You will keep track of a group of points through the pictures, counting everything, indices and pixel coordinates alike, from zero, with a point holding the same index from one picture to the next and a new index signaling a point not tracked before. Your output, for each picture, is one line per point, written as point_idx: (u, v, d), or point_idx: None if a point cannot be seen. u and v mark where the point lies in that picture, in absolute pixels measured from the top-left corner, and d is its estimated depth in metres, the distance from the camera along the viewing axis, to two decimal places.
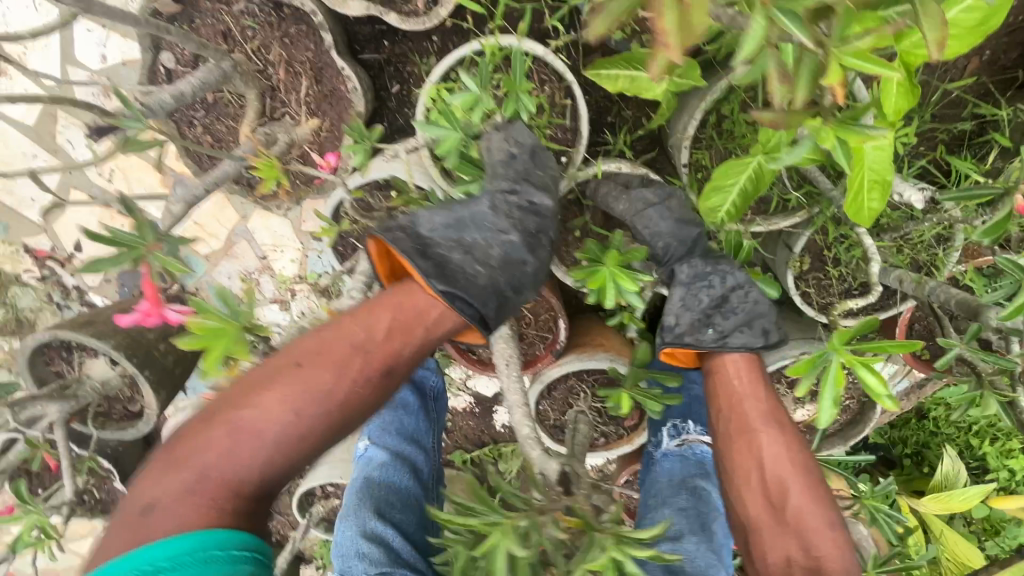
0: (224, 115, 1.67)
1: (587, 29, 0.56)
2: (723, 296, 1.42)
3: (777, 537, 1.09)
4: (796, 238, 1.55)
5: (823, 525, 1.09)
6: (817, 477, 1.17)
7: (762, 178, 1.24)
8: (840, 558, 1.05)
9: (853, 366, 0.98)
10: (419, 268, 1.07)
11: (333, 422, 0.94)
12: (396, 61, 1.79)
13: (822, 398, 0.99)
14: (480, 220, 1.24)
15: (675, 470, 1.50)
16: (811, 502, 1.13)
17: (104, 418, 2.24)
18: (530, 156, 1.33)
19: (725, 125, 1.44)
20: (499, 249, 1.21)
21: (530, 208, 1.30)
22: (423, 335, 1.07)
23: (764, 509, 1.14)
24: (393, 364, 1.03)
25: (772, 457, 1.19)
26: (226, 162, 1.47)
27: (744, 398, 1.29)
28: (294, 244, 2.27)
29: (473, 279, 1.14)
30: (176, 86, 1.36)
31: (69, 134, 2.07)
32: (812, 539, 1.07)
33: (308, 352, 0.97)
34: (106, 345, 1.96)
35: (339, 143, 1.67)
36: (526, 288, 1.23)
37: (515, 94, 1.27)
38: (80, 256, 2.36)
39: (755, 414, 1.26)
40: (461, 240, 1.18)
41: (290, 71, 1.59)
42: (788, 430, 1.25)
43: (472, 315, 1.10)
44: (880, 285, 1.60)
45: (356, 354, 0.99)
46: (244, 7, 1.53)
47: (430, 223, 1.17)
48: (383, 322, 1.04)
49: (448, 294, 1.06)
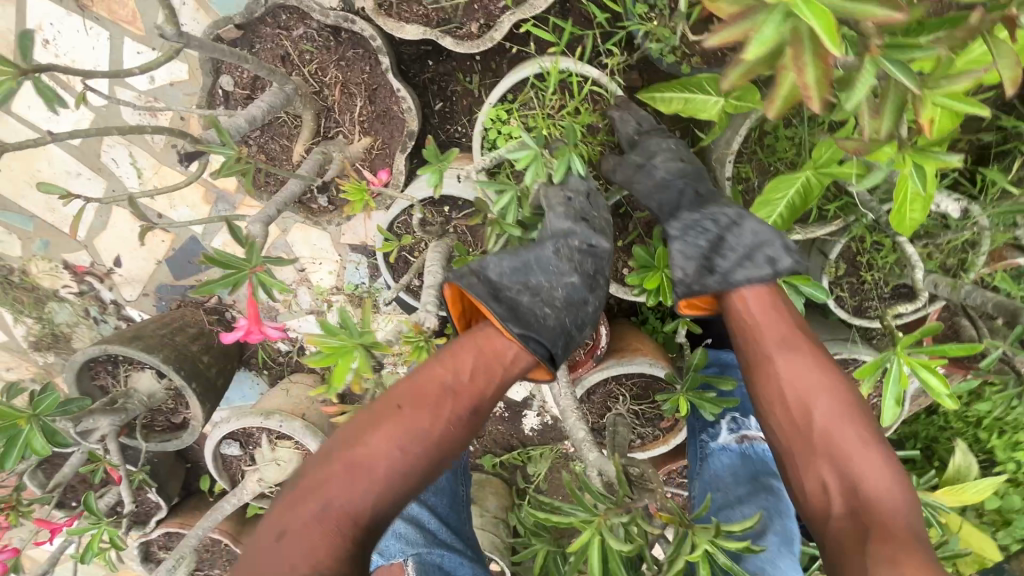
0: (278, 135, 1.72)
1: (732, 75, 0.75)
2: (719, 235, 1.32)
3: (810, 464, 1.05)
4: (830, 245, 1.64)
5: (861, 445, 1.02)
6: (850, 394, 1.09)
7: (811, 191, 1.30)
8: (883, 476, 0.98)
9: (914, 367, 1.05)
10: (496, 312, 1.09)
11: (433, 460, 0.96)
12: (440, 80, 1.85)
13: (884, 398, 1.06)
14: (544, 262, 1.25)
15: (735, 466, 1.55)
16: (841, 421, 1.06)
17: (148, 430, 2.28)
18: (584, 196, 1.38)
19: (767, 140, 1.52)
20: (563, 288, 1.22)
21: (592, 250, 1.30)
22: (502, 377, 1.07)
23: (792, 437, 1.10)
24: (481, 403, 1.04)
25: (795, 382, 1.12)
26: (292, 182, 1.51)
27: (757, 324, 1.21)
28: (332, 256, 2.32)
29: (543, 318, 1.14)
30: (248, 110, 1.42)
31: (114, 153, 2.11)
32: (846, 460, 1.01)
33: (407, 394, 1.00)
34: (156, 358, 1.99)
35: (391, 160, 1.73)
36: (588, 324, 1.23)
37: (568, 152, 1.33)
38: (120, 271, 2.39)
39: (769, 337, 1.18)
40: (528, 284, 1.20)
41: (345, 92, 1.66)
42: (808, 347, 1.16)
43: (544, 353, 1.11)
44: (911, 289, 1.68)
45: (446, 398, 1.00)
46: (303, 32, 1.59)
47: (500, 268, 1.20)
48: (464, 364, 1.05)
49: (524, 334, 1.08)
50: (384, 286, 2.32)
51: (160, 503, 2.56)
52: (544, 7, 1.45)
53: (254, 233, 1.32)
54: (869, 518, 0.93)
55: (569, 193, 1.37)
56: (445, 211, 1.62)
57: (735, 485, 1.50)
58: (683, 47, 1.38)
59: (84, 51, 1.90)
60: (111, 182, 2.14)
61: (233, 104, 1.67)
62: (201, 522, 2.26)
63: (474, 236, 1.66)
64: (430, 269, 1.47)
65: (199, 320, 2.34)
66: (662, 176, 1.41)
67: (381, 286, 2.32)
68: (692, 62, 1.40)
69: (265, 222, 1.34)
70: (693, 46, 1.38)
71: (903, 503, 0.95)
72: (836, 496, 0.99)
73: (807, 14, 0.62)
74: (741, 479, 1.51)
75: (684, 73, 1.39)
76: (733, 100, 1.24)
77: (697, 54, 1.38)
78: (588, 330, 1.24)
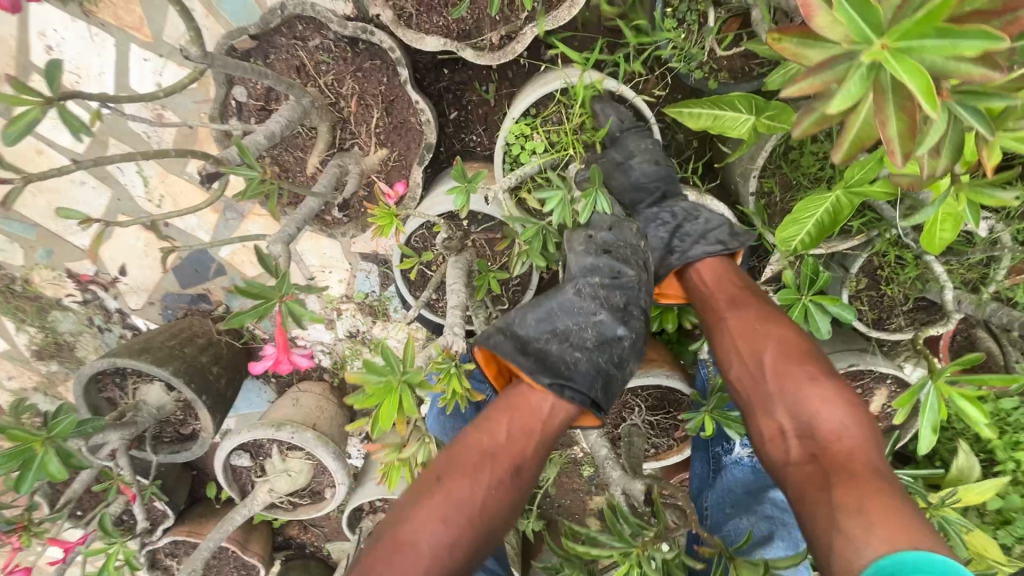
0: (292, 146, 1.68)
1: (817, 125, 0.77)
2: (678, 224, 1.40)
3: (768, 412, 1.15)
4: (852, 258, 1.63)
5: (807, 383, 1.13)
6: (794, 341, 1.20)
7: (841, 211, 1.28)
8: (826, 408, 1.08)
9: (952, 397, 1.05)
10: (524, 368, 1.06)
11: (479, 532, 0.93)
12: (455, 89, 1.81)
13: (920, 426, 1.06)
14: (568, 305, 1.18)
15: (747, 480, 1.59)
16: (790, 365, 1.16)
17: (157, 442, 2.25)
18: (609, 231, 1.29)
19: (792, 155, 1.50)
20: (594, 329, 1.16)
21: (619, 283, 1.21)
22: (543, 435, 1.05)
23: (750, 387, 1.20)
24: (520, 465, 1.02)
25: (746, 335, 1.24)
26: (310, 198, 1.47)
27: (711, 292, 1.34)
28: (343, 265, 2.28)
29: (575, 367, 1.10)
30: (267, 126, 1.39)
31: (119, 161, 2.05)
32: (800, 401, 1.11)
33: (444, 465, 0.99)
34: (165, 371, 1.95)
35: (407, 172, 1.69)
36: (628, 362, 1.16)
37: (594, 192, 1.27)
38: (125, 280, 2.34)
39: (721, 301, 1.31)
40: (556, 331, 1.14)
41: (362, 103, 1.63)
42: (757, 304, 1.29)
43: (583, 400, 1.07)
44: (930, 302, 1.68)
45: (484, 463, 0.99)
46: (319, 43, 1.56)
47: (525, 320, 1.15)
48: (503, 424, 1.04)
49: (556, 386, 1.05)
50: (394, 295, 2.29)
51: (169, 512, 2.51)
52: (569, 18, 1.41)
53: (276, 253, 1.28)
54: (825, 453, 1.02)
55: (593, 231, 1.29)
56: (465, 225, 1.58)
57: (746, 497, 1.53)
58: (710, 62, 1.37)
59: (90, 59, 1.85)
60: (116, 191, 2.09)
61: (246, 115, 1.63)
62: (212, 533, 2.24)
63: (493, 250, 1.61)
64: (451, 287, 1.44)
65: (207, 330, 2.28)
66: (639, 176, 1.42)
67: (391, 295, 2.30)
68: (719, 78, 1.38)
69: (285, 241, 1.30)
70: (721, 61, 1.36)
71: (858, 433, 1.04)
72: (794, 437, 1.09)
73: (902, 74, 0.66)
74: (753, 491, 1.55)
75: (710, 88, 1.38)
76: (766, 120, 1.21)
77: (724, 69, 1.37)
78: (628, 372, 1.17)
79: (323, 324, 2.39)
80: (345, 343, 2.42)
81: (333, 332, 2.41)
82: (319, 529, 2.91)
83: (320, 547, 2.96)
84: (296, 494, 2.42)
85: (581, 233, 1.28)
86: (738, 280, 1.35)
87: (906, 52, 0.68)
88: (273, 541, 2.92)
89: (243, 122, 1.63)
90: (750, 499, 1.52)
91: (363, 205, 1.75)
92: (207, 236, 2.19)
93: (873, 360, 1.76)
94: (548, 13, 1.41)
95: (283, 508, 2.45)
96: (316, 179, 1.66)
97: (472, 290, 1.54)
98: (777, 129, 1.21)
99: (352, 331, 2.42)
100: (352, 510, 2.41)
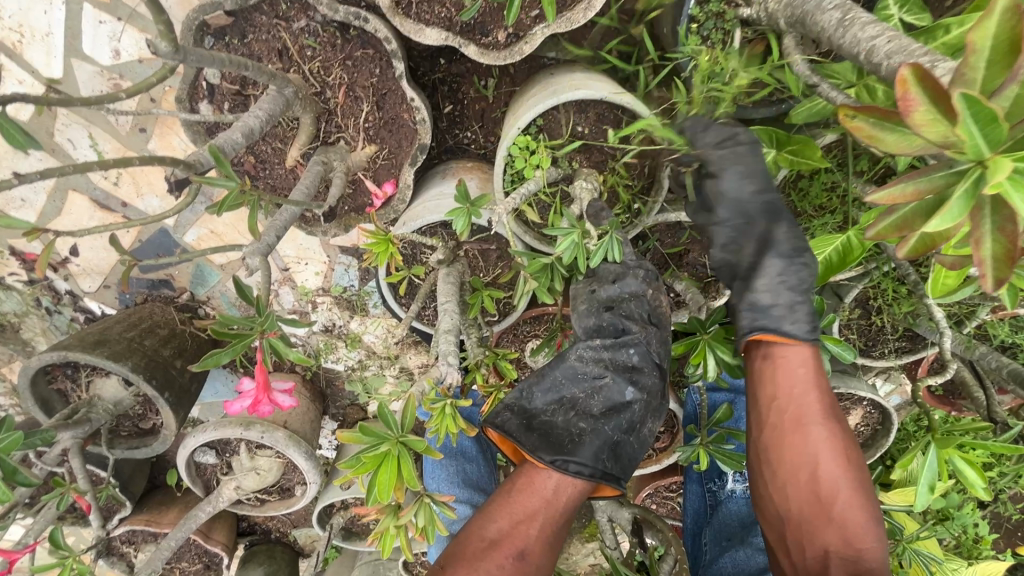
0: (270, 136, 1.52)
1: (871, 197, 0.70)
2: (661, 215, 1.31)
3: (818, 534, 0.99)
4: (847, 289, 1.60)
5: (870, 525, 0.97)
6: (869, 477, 1.02)
7: (850, 253, 1.20)
8: (882, 561, 0.95)
9: (951, 459, 1.17)
10: (526, 444, 1.06)
11: None
12: (451, 81, 1.67)
13: (919, 485, 1.18)
14: (572, 372, 1.20)
15: (742, 513, 1.62)
16: (859, 501, 0.99)
17: (113, 436, 2.11)
18: (612, 282, 1.29)
19: (804, 183, 1.44)
20: (600, 397, 1.16)
21: (624, 345, 1.22)
22: (552, 516, 1.01)
23: (806, 501, 1.02)
24: (526, 548, 0.97)
25: (824, 451, 1.02)
26: (292, 203, 1.34)
27: (803, 387, 1.08)
28: (320, 257, 2.14)
29: (580, 440, 1.08)
30: (245, 121, 1.25)
31: (71, 133, 1.76)
32: (857, 541, 0.96)
33: (450, 558, 0.96)
34: (124, 368, 1.74)
35: (397, 171, 1.57)
36: (639, 425, 1.14)
37: (609, 236, 1.18)
38: (76, 261, 2.13)
39: (812, 399, 1.06)
40: (562, 402, 1.16)
41: (350, 95, 1.49)
42: (845, 421, 1.06)
43: (589, 474, 1.03)
44: (915, 331, 1.70)
45: (489, 550, 0.95)
46: (305, 25, 1.40)
47: (531, 395, 1.18)
48: (508, 508, 1.01)
49: (558, 461, 1.02)
50: (374, 290, 2.17)
51: (126, 502, 2.29)
52: (583, 21, 1.30)
53: (253, 266, 1.20)
54: None
55: (597, 286, 1.30)
56: (458, 235, 1.49)
57: (741, 529, 1.56)
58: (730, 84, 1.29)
59: (34, 15, 1.63)
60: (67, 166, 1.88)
61: (219, 99, 1.47)
62: (176, 530, 2.14)
63: (486, 261, 1.56)
64: (444, 307, 1.36)
65: (170, 320, 2.07)
66: (739, 194, 1.19)
67: (371, 290, 2.17)
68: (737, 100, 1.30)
69: (264, 253, 1.20)
70: (742, 84, 1.29)
71: None
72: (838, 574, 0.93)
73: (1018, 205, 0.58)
74: (747, 524, 1.58)
75: (728, 111, 1.31)
76: (788, 154, 1.17)
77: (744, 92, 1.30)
78: (641, 438, 1.15)
79: (297, 316, 2.25)
80: (320, 337, 2.30)
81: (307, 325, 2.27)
82: (286, 517, 2.80)
83: (286, 534, 2.87)
84: (264, 491, 2.33)
85: (585, 289, 1.32)
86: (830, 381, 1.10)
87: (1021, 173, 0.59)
88: (237, 527, 2.82)
89: (215, 106, 1.47)
90: (745, 531, 1.56)
91: (348, 203, 1.62)
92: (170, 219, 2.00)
93: (856, 385, 1.76)
94: (560, 15, 1.30)
95: (251, 503, 2.37)
96: (296, 174, 1.53)
97: (464, 306, 1.46)
98: (801, 164, 1.14)
99: (327, 324, 2.29)
100: (323, 508, 2.33)
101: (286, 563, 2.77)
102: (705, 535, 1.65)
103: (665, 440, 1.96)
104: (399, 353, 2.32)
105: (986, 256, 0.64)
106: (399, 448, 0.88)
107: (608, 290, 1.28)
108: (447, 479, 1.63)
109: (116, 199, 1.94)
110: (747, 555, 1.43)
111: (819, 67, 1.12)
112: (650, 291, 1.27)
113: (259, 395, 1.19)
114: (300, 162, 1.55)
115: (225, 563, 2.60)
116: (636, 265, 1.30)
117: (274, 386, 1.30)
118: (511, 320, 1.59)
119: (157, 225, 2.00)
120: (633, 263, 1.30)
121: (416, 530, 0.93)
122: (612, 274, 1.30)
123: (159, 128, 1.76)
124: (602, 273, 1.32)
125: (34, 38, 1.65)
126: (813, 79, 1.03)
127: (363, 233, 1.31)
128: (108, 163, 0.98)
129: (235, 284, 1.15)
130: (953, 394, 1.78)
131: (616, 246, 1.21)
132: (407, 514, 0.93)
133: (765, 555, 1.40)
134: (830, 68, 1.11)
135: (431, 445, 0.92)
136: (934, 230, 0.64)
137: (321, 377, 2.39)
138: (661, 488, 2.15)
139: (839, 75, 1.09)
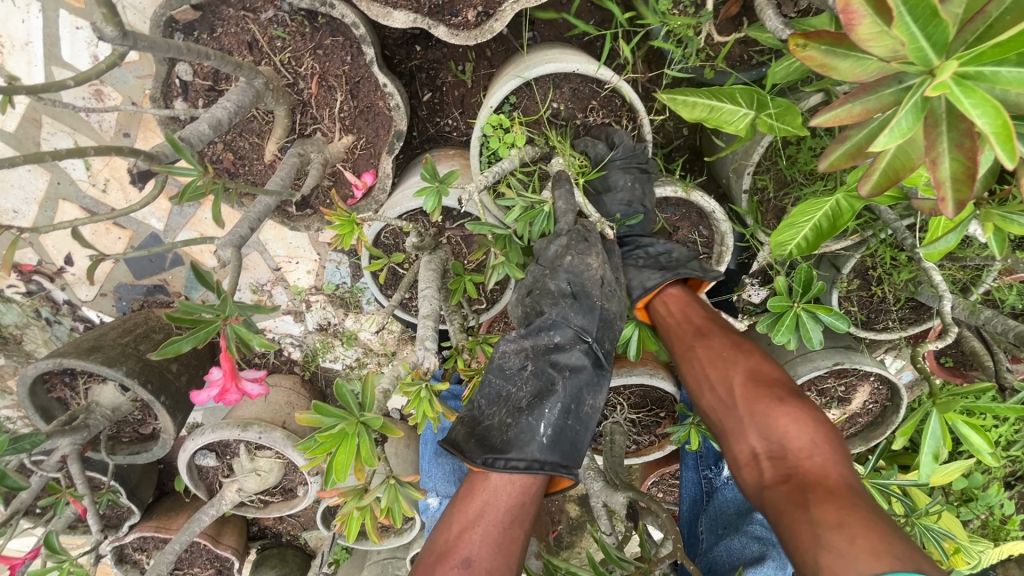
0: (247, 131, 1.52)
1: (818, 116, 0.75)
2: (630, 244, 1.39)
3: (740, 438, 1.04)
4: (843, 259, 1.55)
5: (774, 402, 1.04)
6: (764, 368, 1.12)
7: (841, 216, 1.15)
8: (799, 428, 0.99)
9: (953, 422, 1.11)
10: (463, 451, 1.05)
11: None
12: (428, 67, 1.64)
13: (923, 452, 1.13)
14: (500, 368, 1.13)
15: (737, 500, 1.56)
16: (758, 389, 1.07)
17: (115, 442, 2.12)
18: (543, 268, 1.23)
19: (791, 151, 1.39)
20: (528, 387, 1.09)
21: (542, 329, 1.15)
22: (496, 517, 0.97)
23: (720, 413, 1.11)
24: (471, 555, 0.92)
25: (711, 363, 1.16)
26: (267, 196, 1.33)
27: (679, 326, 1.26)
28: (310, 254, 2.13)
29: (511, 436, 1.03)
30: (212, 112, 1.23)
31: (56, 142, 1.78)
32: (770, 420, 1.01)
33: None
34: (117, 372, 1.73)
35: (375, 161, 1.54)
36: (579, 404, 1.09)
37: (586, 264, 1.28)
38: (72, 270, 2.14)
39: (687, 330, 1.24)
40: (500, 399, 1.11)
41: (324, 85, 1.47)
42: (722, 334, 1.21)
43: (526, 467, 0.99)
44: (920, 300, 1.62)
45: (437, 564, 0.92)
46: (273, 15, 1.39)
47: (474, 402, 1.13)
48: (453, 519, 0.98)
49: (488, 460, 0.99)
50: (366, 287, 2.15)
51: (133, 508, 2.29)
52: None
53: (226, 258, 1.18)
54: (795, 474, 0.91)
55: (533, 272, 1.25)
56: (439, 222, 1.48)
57: (737, 517, 1.50)
58: (706, 49, 1.28)
59: (12, 24, 1.63)
60: (55, 175, 1.88)
61: (193, 96, 1.46)
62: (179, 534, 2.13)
63: (468, 246, 1.54)
64: (424, 293, 1.34)
65: (164, 326, 2.06)
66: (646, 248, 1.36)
67: (364, 286, 2.16)
68: (712, 66, 1.29)
69: (237, 245, 1.19)
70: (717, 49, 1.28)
71: (826, 450, 0.95)
72: (767, 463, 0.98)
73: (973, 111, 0.62)
74: (744, 511, 1.51)
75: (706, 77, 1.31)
76: (768, 117, 1.10)
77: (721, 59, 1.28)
78: (584, 416, 1.10)
79: (292, 316, 2.24)
80: (316, 336, 2.29)
81: (302, 324, 2.27)
82: (295, 519, 2.79)
83: (296, 537, 2.86)
84: (268, 492, 2.33)
85: (539, 270, 1.23)
86: (705, 312, 1.28)
87: (973, 78, 0.62)
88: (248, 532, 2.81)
89: (189, 103, 1.46)
90: (741, 520, 1.49)
91: (327, 196, 1.61)
92: (159, 223, 2.01)
93: (862, 359, 1.67)
94: None
95: (255, 505, 2.36)
96: (274, 168, 1.52)
97: (447, 293, 1.44)
98: (781, 130, 1.10)
99: (322, 323, 2.28)
100: (326, 508, 2.31)
101: (297, 566, 2.76)
102: (705, 526, 1.59)
103: (665, 425, 1.90)
104: (395, 349, 2.30)
105: (939, 178, 0.71)
106: (359, 428, 0.88)
107: (534, 272, 1.24)
108: (443, 478, 1.61)
109: (105, 206, 1.95)
110: (742, 543, 1.37)
111: (798, 21, 1.04)
112: (572, 257, 1.19)
113: (225, 386, 1.19)
114: (278, 156, 1.54)
115: (235, 567, 2.60)
116: (567, 231, 1.22)
117: (245, 375, 1.29)
118: (498, 307, 1.57)
119: (146, 229, 2.00)
120: (564, 229, 1.22)
121: (383, 510, 0.92)
122: (545, 245, 1.25)
123: (142, 130, 1.76)
124: (546, 257, 1.23)
125: (10, 48, 1.65)
126: (785, 33, 1.02)
127: (330, 215, 1.28)
128: (65, 154, 0.96)
129: (206, 276, 1.13)
130: (962, 365, 1.72)
131: (550, 219, 1.29)
132: (373, 493, 0.93)
133: (760, 543, 1.33)
134: (807, 23, 1.01)
135: (394, 425, 0.92)
136: (892, 142, 0.70)
137: (320, 376, 2.37)
138: (666, 476, 2.11)
139: (816, 30, 1.01)
